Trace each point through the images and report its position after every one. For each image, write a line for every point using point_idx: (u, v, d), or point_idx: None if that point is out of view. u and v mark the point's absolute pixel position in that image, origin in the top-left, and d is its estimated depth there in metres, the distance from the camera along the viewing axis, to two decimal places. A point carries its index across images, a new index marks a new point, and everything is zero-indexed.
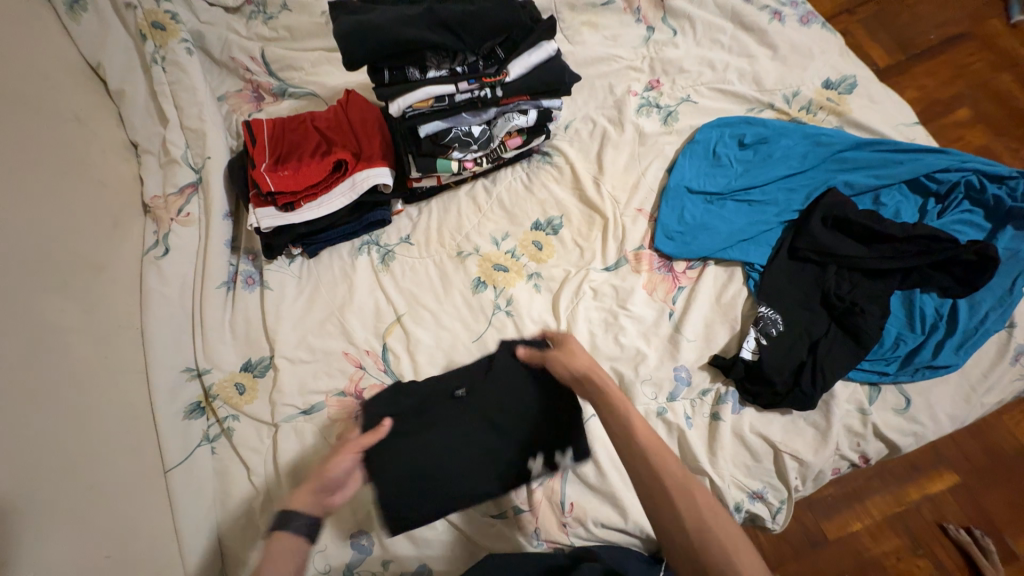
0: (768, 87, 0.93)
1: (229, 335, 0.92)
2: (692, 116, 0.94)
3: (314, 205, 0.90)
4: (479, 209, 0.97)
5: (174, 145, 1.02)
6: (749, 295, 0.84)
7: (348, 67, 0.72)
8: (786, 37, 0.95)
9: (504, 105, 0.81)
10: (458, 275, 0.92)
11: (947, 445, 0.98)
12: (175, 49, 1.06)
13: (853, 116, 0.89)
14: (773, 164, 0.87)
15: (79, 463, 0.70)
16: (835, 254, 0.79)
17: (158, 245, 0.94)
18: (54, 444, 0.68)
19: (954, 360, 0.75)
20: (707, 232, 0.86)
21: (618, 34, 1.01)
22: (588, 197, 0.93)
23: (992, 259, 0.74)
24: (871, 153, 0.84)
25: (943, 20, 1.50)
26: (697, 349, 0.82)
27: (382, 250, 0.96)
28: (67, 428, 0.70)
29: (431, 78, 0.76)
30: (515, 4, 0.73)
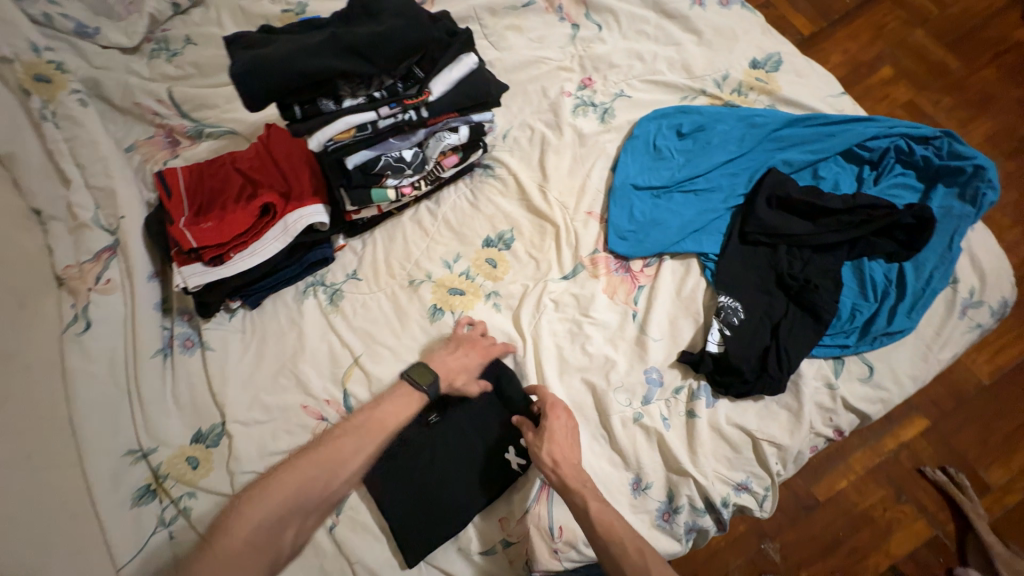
0: (698, 73, 0.93)
1: (173, 406, 0.86)
2: (628, 111, 0.93)
3: (246, 253, 0.83)
4: (426, 232, 0.92)
5: (81, 207, 0.92)
6: (707, 285, 0.83)
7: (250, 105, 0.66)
8: (709, 21, 0.95)
9: (432, 125, 0.77)
10: (413, 306, 0.88)
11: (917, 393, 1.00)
12: (65, 100, 0.97)
13: (782, 94, 0.89)
14: (713, 151, 0.86)
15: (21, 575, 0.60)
16: (784, 234, 0.79)
17: (77, 319, 0.84)
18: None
19: (907, 323, 0.77)
20: (658, 227, 0.85)
21: (544, 35, 0.98)
22: (536, 207, 0.91)
23: (929, 220, 0.76)
24: (804, 129, 0.85)
25: None
26: (664, 347, 0.81)
27: (329, 290, 0.91)
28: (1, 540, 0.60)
29: (348, 107, 0.72)
30: (426, 21, 0.69)
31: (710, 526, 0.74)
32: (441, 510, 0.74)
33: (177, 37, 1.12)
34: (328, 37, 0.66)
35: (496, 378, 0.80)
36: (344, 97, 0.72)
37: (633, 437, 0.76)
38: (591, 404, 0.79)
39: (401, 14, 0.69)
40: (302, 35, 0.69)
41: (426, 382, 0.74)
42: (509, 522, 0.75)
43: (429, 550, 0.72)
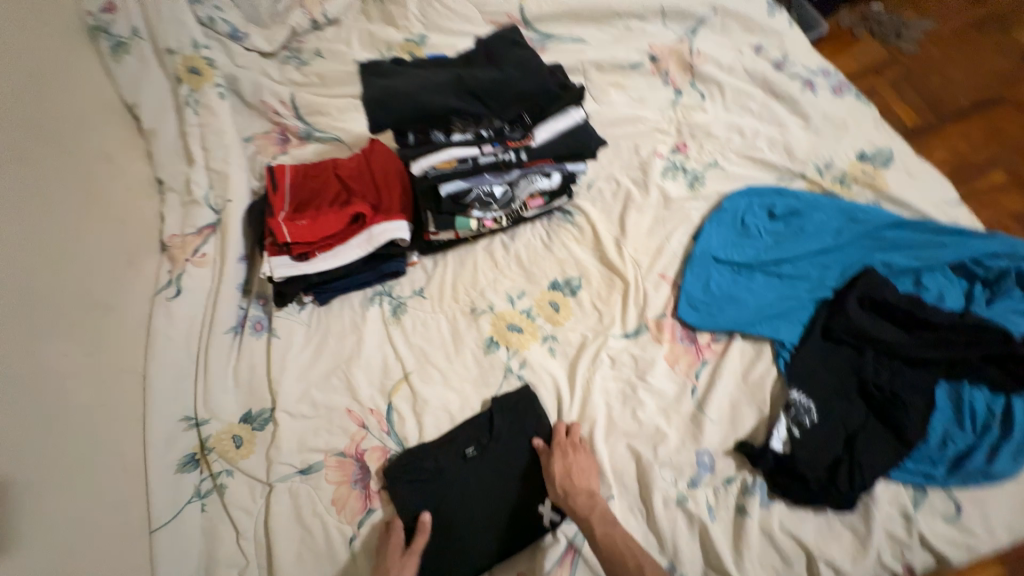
0: (799, 157, 0.90)
1: (232, 382, 0.89)
2: (719, 182, 0.92)
3: (329, 255, 0.88)
4: (496, 264, 0.94)
5: (198, 185, 1.03)
6: (779, 375, 0.78)
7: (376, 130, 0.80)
8: (819, 107, 0.93)
9: (527, 167, 0.79)
10: (470, 333, 0.89)
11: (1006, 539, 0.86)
12: (208, 92, 1.09)
13: (890, 192, 0.85)
14: (805, 238, 0.82)
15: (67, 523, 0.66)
16: (874, 338, 0.74)
17: (170, 285, 0.93)
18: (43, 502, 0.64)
19: (1010, 468, 0.68)
20: (733, 305, 0.82)
21: (646, 96, 1.01)
22: (609, 260, 0.90)
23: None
24: (910, 232, 0.80)
25: None
26: (721, 431, 0.76)
27: (394, 302, 0.94)
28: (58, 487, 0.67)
29: (456, 140, 0.77)
30: (540, 76, 0.77)
31: None
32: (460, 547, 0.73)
33: (309, 50, 1.25)
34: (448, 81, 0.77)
35: (538, 419, 0.80)
36: (454, 131, 0.78)
37: (674, 521, 0.71)
38: (633, 473, 0.76)
39: (515, 64, 0.77)
40: (427, 72, 0.81)
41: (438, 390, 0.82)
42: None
43: None
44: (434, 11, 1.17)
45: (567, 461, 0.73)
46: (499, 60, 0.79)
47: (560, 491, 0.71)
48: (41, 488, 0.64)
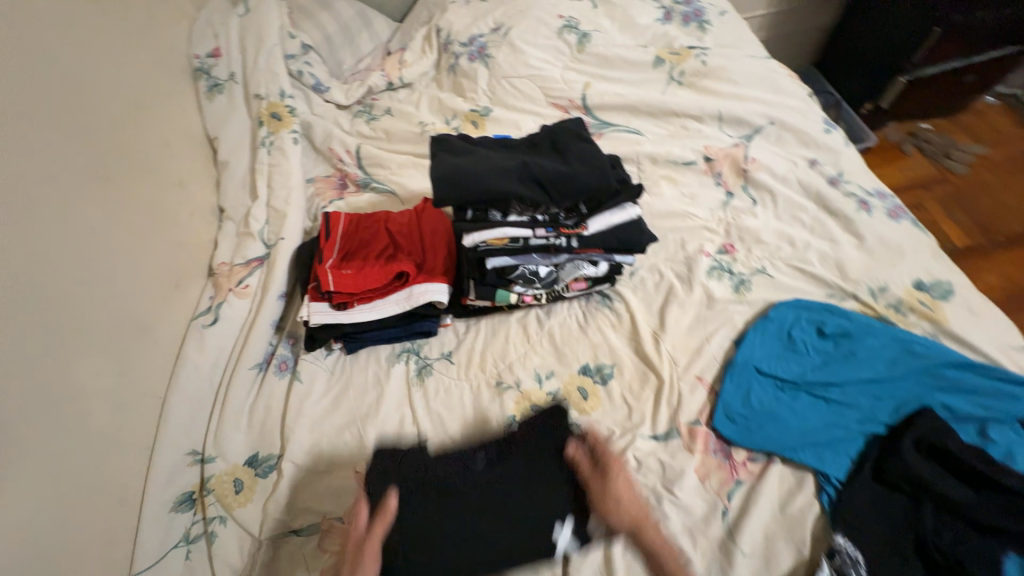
0: (852, 276, 0.88)
1: (245, 422, 0.88)
2: (765, 289, 0.90)
3: (366, 307, 0.90)
4: (528, 339, 0.93)
5: (255, 219, 1.08)
6: (821, 513, 0.71)
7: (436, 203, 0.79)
8: (874, 229, 0.92)
9: (576, 254, 0.81)
10: (493, 409, 0.86)
11: None
12: (284, 136, 1.17)
13: (950, 327, 0.81)
14: (857, 363, 0.79)
15: (51, 555, 0.63)
16: (932, 490, 0.68)
17: (209, 312, 0.96)
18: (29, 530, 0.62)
19: None
20: (775, 424, 0.77)
21: (697, 193, 1.02)
22: (645, 352, 0.88)
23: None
24: (974, 375, 0.75)
25: None
26: (754, 568, 0.69)
27: (420, 362, 0.92)
28: (52, 513, 0.65)
29: (512, 221, 0.78)
30: (604, 170, 0.77)
31: None
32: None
33: (381, 107, 1.34)
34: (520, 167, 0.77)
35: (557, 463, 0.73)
36: (511, 212, 0.79)
37: None
38: None
39: (585, 159, 0.78)
40: (495, 153, 0.81)
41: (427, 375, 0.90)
42: None
43: None
44: (502, 88, 1.25)
45: (625, 486, 0.71)
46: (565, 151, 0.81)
47: (631, 518, 0.68)
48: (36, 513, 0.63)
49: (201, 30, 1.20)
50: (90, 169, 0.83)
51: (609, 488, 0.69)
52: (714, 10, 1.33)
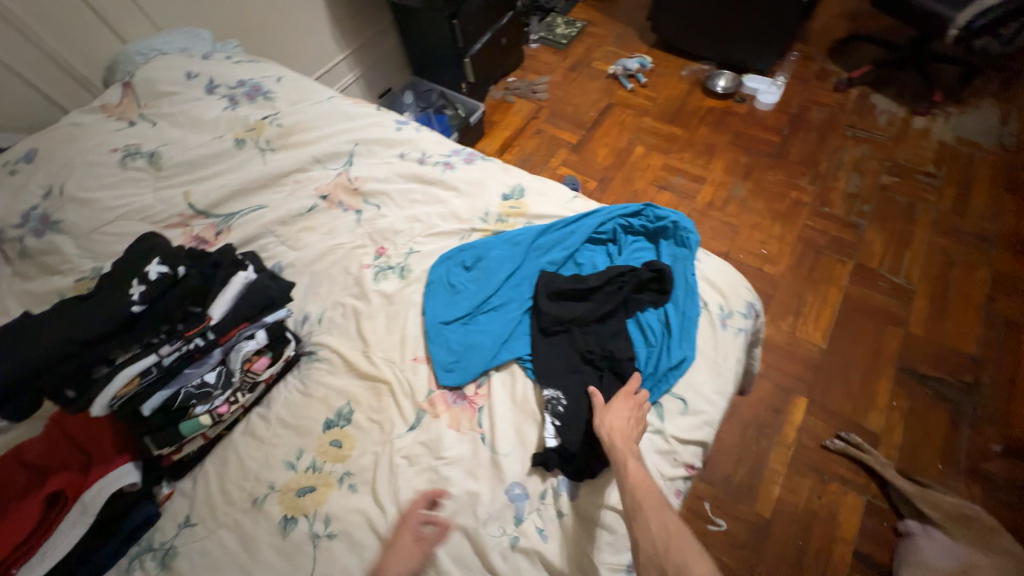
0: (466, 217, 1.14)
1: None
2: (421, 262, 1.08)
3: (30, 563, 0.72)
4: (262, 440, 0.90)
5: None
6: (533, 384, 0.91)
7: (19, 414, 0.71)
8: (460, 177, 1.19)
9: (226, 342, 0.84)
10: (261, 527, 0.81)
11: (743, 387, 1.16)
12: None
13: (532, 211, 1.12)
14: (495, 272, 1.01)
15: None
16: (571, 318, 0.93)
17: None
18: None
19: (687, 352, 0.89)
20: (474, 350, 0.94)
21: (334, 226, 1.14)
22: (364, 372, 0.95)
23: (662, 268, 0.95)
24: (553, 233, 1.05)
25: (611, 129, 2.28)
26: (518, 458, 0.84)
27: (159, 553, 0.80)
28: None
29: (127, 361, 0.76)
30: (180, 276, 0.81)
31: None
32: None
33: None
34: (78, 318, 0.73)
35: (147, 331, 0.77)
36: (116, 356, 0.76)
37: (517, 567, 0.74)
38: (471, 551, 0.77)
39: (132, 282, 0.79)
40: (54, 316, 0.75)
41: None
42: None
43: None
44: (96, 241, 1.13)
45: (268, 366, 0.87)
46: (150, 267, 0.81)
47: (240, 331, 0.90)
48: None
49: None
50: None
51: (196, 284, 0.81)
52: (270, 79, 1.46)
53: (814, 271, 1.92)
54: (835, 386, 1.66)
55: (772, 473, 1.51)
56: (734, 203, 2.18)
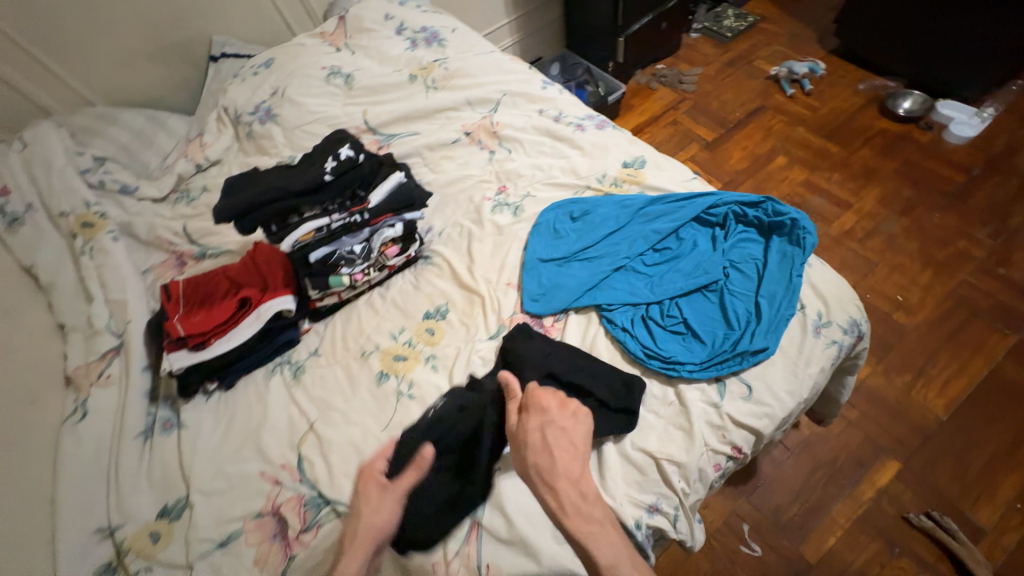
0: (584, 175, 1.23)
1: (144, 482, 0.94)
2: (534, 205, 1.20)
3: (222, 340, 1.01)
4: (377, 312, 1.12)
5: (98, 317, 1.13)
6: (605, 332, 0.99)
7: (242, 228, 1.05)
8: (588, 139, 1.28)
9: (375, 225, 1.06)
10: (363, 374, 1.03)
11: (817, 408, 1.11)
12: (102, 239, 1.23)
13: (648, 182, 1.17)
14: (598, 227, 1.10)
15: None
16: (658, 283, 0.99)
17: (77, 410, 1.01)
18: None
19: (768, 344, 0.89)
20: (560, 289, 1.04)
21: (469, 160, 1.32)
22: (465, 283, 1.12)
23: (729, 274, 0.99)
24: (663, 205, 1.09)
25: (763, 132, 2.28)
26: None
27: (293, 367, 1.07)
28: None
29: (309, 218, 1.05)
30: (356, 162, 1.09)
31: (629, 552, 0.79)
32: (383, 559, 0.79)
33: (196, 187, 1.47)
34: (290, 179, 1.08)
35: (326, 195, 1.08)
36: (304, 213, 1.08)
37: None
38: None
39: (322, 160, 1.10)
40: (276, 174, 1.10)
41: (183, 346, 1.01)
42: (442, 564, 0.78)
43: None
44: (297, 135, 1.45)
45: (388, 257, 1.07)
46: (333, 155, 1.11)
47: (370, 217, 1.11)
48: None
49: None
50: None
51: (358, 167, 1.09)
52: (446, 29, 1.66)
53: (957, 335, 1.66)
54: (941, 462, 1.45)
55: (832, 524, 1.40)
56: (879, 238, 1.93)
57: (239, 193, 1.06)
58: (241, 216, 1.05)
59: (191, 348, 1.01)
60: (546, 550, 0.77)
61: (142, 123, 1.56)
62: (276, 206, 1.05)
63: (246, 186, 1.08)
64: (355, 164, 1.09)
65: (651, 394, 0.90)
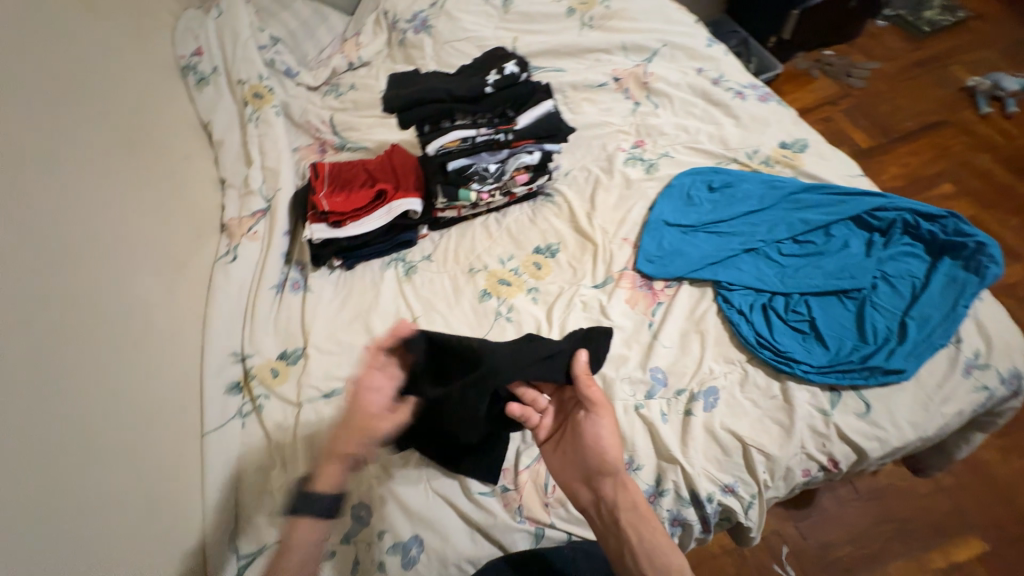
0: (733, 146, 1.15)
1: (272, 328, 1.07)
2: (670, 167, 1.15)
3: (355, 225, 1.11)
4: (490, 235, 1.16)
5: (254, 180, 1.26)
6: (718, 310, 0.95)
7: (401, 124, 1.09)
8: (747, 109, 1.19)
9: (515, 148, 1.09)
10: (468, 288, 1.08)
11: (922, 455, 1.01)
12: (267, 111, 1.36)
13: (805, 168, 1.07)
14: (737, 203, 1.04)
15: (139, 412, 0.80)
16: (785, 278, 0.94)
17: (228, 253, 1.14)
18: (123, 391, 0.79)
19: (906, 367, 0.81)
20: (680, 256, 1.01)
21: (611, 107, 1.28)
22: (581, 228, 1.11)
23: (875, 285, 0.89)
24: (819, 195, 1.00)
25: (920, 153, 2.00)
26: (672, 354, 0.92)
27: (407, 265, 1.14)
28: (131, 374, 0.82)
29: (460, 126, 1.09)
30: (519, 81, 1.09)
31: (694, 521, 0.79)
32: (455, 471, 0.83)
33: (346, 84, 1.56)
34: (451, 84, 1.09)
35: (481, 107, 1.09)
36: (457, 120, 1.10)
37: (632, 423, 0.84)
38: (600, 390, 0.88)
39: (484, 74, 1.11)
40: (437, 79, 1.13)
41: (318, 222, 1.11)
42: (511, 472, 0.84)
43: (435, 473, 0.83)
44: (446, 51, 1.47)
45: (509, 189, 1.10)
46: (496, 69, 1.10)
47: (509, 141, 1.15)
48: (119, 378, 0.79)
49: (182, 34, 1.39)
50: (113, 134, 1.00)
51: (517, 86, 1.10)
52: None
53: None
54: None
55: None
56: None
57: (402, 90, 1.11)
58: (402, 111, 1.08)
59: (329, 225, 1.11)
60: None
61: (309, 13, 1.66)
62: (435, 106, 1.08)
63: (409, 85, 1.13)
64: (514, 82, 1.09)
65: (753, 383, 0.86)
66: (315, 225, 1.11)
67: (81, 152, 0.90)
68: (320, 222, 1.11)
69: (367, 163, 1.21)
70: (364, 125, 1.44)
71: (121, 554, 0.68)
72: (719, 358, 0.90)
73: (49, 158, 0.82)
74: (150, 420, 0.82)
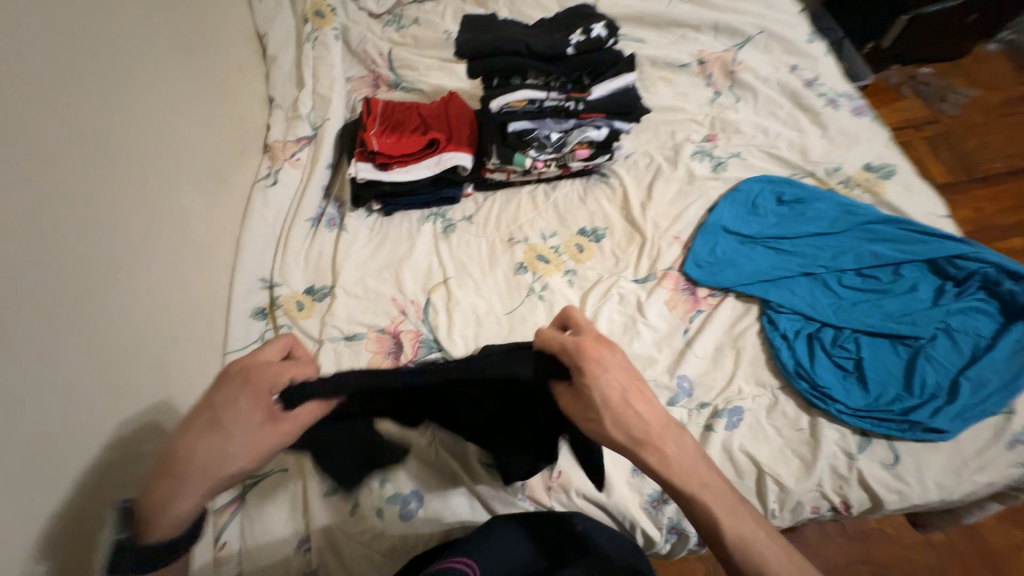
0: (812, 159, 1.07)
1: (302, 261, 1.05)
2: (738, 169, 1.08)
3: (401, 171, 1.07)
4: (536, 207, 1.11)
5: (303, 105, 1.21)
6: (760, 329, 0.91)
7: (470, 72, 1.03)
8: (837, 121, 1.09)
9: (581, 120, 1.04)
10: (505, 257, 1.04)
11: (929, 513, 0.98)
12: (326, 33, 1.30)
13: (887, 197, 1.00)
14: (805, 222, 0.99)
15: (168, 323, 0.81)
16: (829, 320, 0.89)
17: (269, 176, 1.11)
18: (155, 301, 0.79)
19: (948, 427, 0.78)
20: (733, 267, 0.96)
21: (688, 92, 1.19)
22: (632, 217, 1.05)
23: (936, 336, 0.84)
24: (897, 230, 0.94)
25: (1001, 196, 1.83)
26: (702, 366, 0.88)
27: (445, 222, 1.11)
28: (165, 286, 0.82)
29: (529, 84, 1.02)
30: (604, 47, 1.02)
31: (691, 532, 0.80)
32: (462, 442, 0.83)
33: (408, 15, 1.45)
34: (529, 36, 1.01)
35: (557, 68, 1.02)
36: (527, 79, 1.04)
37: None
38: None
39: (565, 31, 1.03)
40: (513, 30, 1.05)
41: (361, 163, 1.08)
42: None
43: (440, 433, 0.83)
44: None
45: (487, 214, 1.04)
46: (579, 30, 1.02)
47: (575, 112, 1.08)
48: (154, 286, 0.79)
49: None
50: (170, 31, 0.95)
51: (597, 53, 1.02)
52: None
53: None
54: None
55: None
56: None
57: (475, 35, 1.05)
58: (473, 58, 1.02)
59: (374, 166, 1.07)
60: (616, 490, 0.79)
61: None
62: (508, 58, 1.01)
63: (483, 30, 1.06)
64: (595, 48, 1.02)
65: (781, 411, 0.83)
66: (358, 164, 1.08)
67: (140, 45, 0.86)
68: (364, 162, 1.08)
69: (422, 107, 1.16)
70: (423, 66, 1.37)
71: (141, 455, 0.70)
72: (751, 380, 0.86)
73: (108, 49, 0.78)
74: (179, 333, 0.82)
